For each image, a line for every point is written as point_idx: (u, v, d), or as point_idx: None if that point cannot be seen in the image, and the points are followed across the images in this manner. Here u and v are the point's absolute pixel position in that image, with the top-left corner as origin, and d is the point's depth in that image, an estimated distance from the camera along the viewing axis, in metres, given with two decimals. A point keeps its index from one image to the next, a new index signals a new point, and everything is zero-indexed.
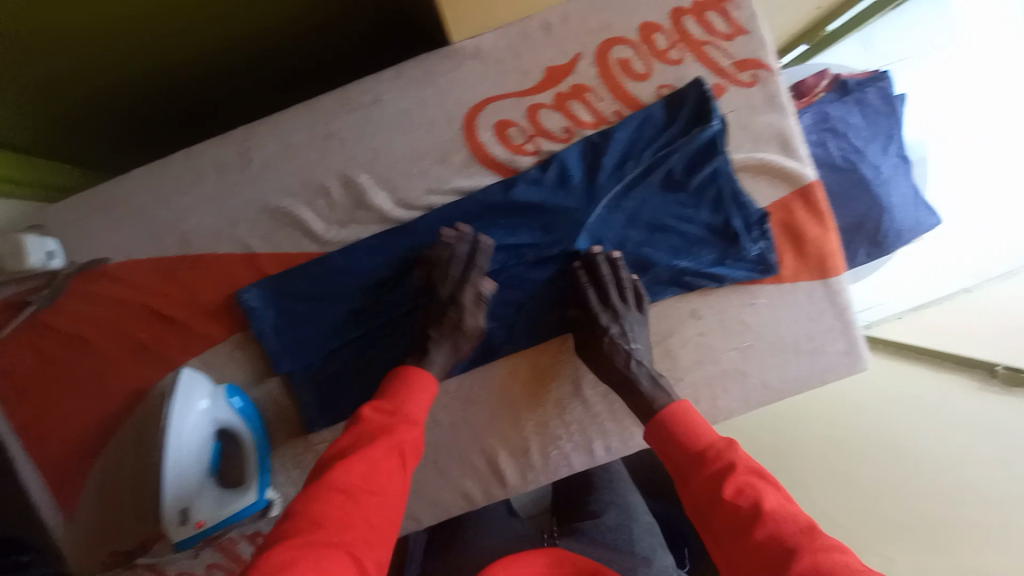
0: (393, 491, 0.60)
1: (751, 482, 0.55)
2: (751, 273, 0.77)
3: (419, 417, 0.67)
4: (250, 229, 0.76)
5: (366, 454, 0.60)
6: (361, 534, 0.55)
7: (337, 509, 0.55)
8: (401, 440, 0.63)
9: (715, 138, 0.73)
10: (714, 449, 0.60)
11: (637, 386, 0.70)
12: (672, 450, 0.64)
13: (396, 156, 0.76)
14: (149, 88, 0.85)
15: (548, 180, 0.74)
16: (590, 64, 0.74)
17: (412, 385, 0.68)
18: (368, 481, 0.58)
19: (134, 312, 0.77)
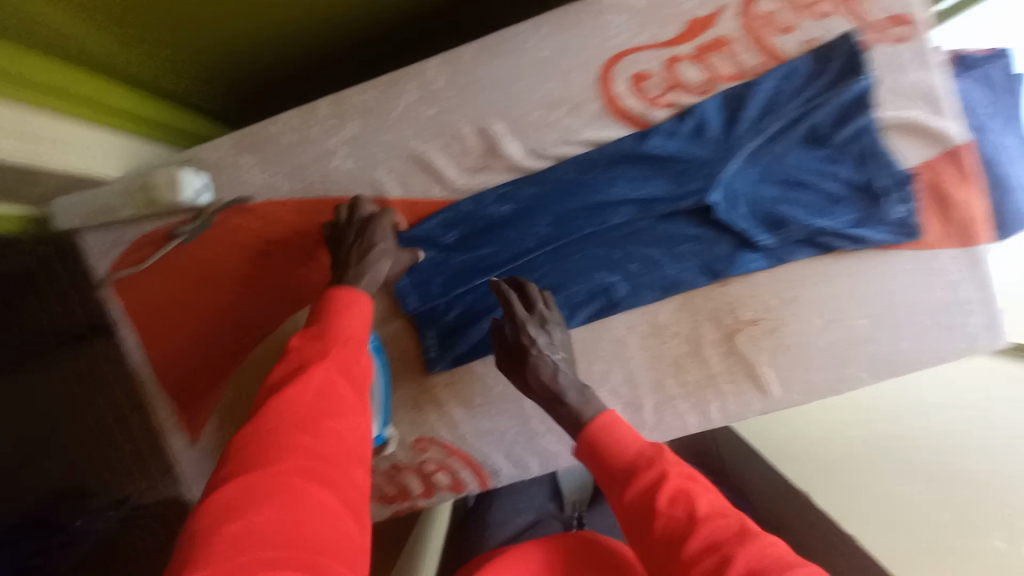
0: (351, 410, 0.56)
1: (686, 489, 0.52)
2: (893, 236, 0.75)
3: (357, 333, 0.63)
4: (387, 173, 0.79)
5: (306, 382, 0.55)
6: (324, 459, 0.51)
7: (284, 444, 0.50)
8: (340, 359, 0.59)
9: (867, 91, 0.72)
10: (641, 455, 0.56)
11: (563, 399, 0.66)
12: (599, 462, 0.59)
13: (531, 104, 0.76)
14: (286, 44, 0.89)
15: (686, 131, 0.74)
16: (733, 16, 0.73)
17: (341, 304, 0.64)
18: (313, 411, 0.53)
19: (274, 250, 0.82)
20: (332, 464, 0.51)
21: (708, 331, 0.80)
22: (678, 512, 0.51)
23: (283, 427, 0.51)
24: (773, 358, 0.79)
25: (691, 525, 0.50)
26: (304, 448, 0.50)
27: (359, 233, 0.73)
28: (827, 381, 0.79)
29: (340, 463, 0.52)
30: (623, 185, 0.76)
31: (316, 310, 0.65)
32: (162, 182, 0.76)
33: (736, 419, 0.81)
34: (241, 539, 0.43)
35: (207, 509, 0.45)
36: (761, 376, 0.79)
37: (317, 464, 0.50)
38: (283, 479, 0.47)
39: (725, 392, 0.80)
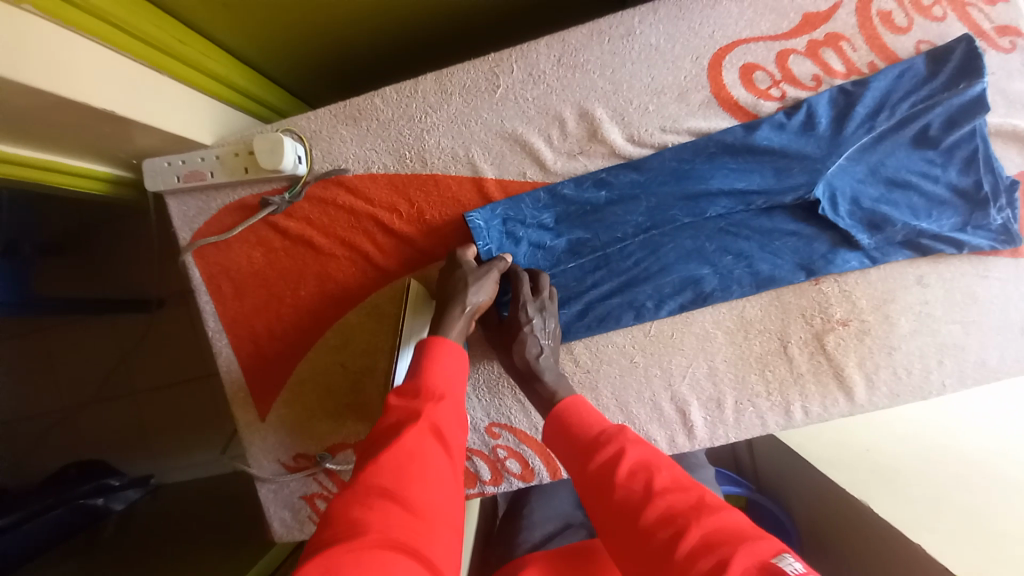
0: (440, 475, 0.54)
1: (643, 464, 0.56)
2: (993, 243, 0.74)
3: (445, 390, 0.63)
4: (485, 153, 0.79)
5: (398, 442, 0.54)
6: (417, 528, 0.48)
7: (380, 508, 0.48)
8: (434, 419, 0.58)
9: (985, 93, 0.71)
10: (605, 434, 0.60)
11: (540, 378, 0.73)
12: (568, 439, 0.64)
13: (636, 91, 0.76)
14: (385, 26, 0.89)
15: (794, 125, 0.74)
16: (850, 12, 0.73)
17: (432, 360, 0.65)
18: (406, 473, 0.51)
19: (361, 223, 0.81)
20: (425, 532, 0.48)
21: (797, 329, 0.77)
22: (631, 484, 0.54)
23: (381, 493, 0.49)
24: (862, 359, 0.77)
25: (645, 495, 0.53)
26: (399, 514, 0.48)
27: (446, 271, 0.75)
28: (916, 386, 0.77)
29: (432, 535, 0.49)
30: (724, 176, 0.75)
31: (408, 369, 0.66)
32: (262, 148, 0.75)
33: (818, 421, 0.79)
34: None
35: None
36: (848, 378, 0.77)
37: (411, 532, 0.47)
38: (380, 546, 0.44)
39: (809, 391, 0.78)
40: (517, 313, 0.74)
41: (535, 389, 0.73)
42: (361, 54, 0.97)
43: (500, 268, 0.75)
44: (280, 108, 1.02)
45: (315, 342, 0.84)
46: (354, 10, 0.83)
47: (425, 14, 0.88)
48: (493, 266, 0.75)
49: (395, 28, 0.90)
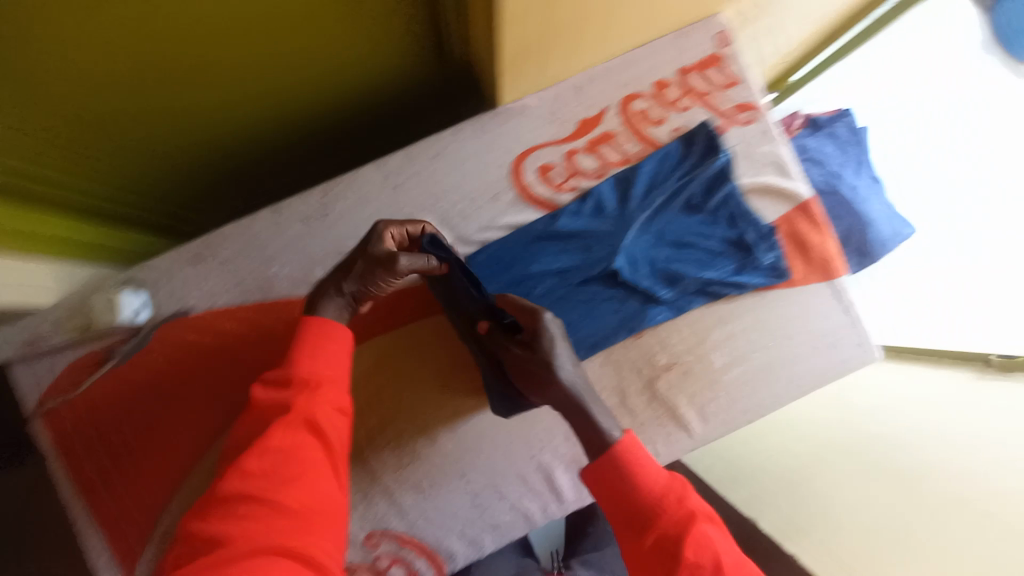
0: (319, 467, 0.59)
1: (708, 533, 0.57)
2: (768, 279, 0.88)
3: (325, 374, 0.64)
4: (326, 273, 0.85)
5: (270, 445, 0.57)
6: (296, 527, 0.53)
7: (250, 516, 0.53)
8: (309, 411, 0.61)
9: (725, 166, 0.88)
10: (675, 496, 0.59)
11: (589, 414, 0.67)
12: (623, 492, 0.61)
13: (454, 199, 0.86)
14: (230, 159, 0.95)
15: (587, 211, 0.87)
16: (615, 114, 0.89)
17: (312, 346, 0.66)
18: (282, 475, 0.56)
19: (213, 356, 0.84)
20: (305, 530, 0.54)
21: (633, 380, 0.87)
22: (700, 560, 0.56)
23: (244, 497, 0.54)
24: (692, 397, 0.87)
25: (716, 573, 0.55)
26: (269, 518, 0.53)
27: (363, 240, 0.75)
28: (740, 412, 0.88)
29: (314, 529, 0.55)
30: (541, 258, 0.86)
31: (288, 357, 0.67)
32: (102, 307, 0.81)
33: (668, 461, 0.88)
34: None
35: None
36: (684, 416, 0.87)
37: (286, 533, 0.53)
38: (253, 552, 0.50)
39: (654, 435, 0.87)
40: (541, 331, 0.72)
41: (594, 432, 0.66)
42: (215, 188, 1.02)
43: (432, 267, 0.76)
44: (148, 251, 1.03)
45: (181, 483, 0.83)
46: (192, 150, 0.89)
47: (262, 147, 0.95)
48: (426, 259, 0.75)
49: (236, 162, 0.96)
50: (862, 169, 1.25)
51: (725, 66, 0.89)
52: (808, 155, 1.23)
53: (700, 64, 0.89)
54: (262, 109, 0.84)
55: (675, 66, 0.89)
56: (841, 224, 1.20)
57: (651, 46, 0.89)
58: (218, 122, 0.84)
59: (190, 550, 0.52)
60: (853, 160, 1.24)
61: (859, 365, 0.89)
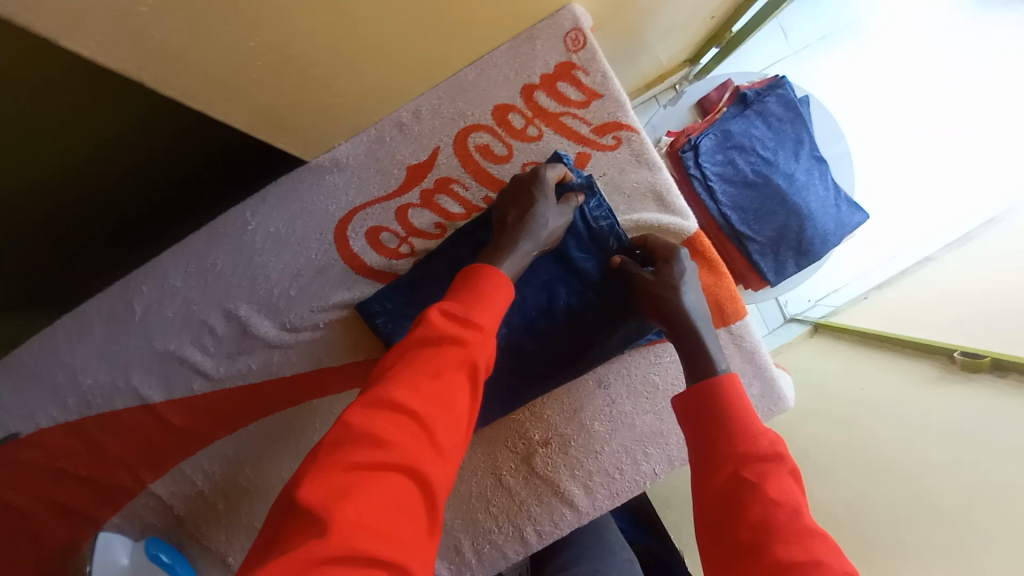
0: (467, 416, 0.49)
1: (790, 483, 0.50)
2: (654, 334, 0.74)
3: (496, 321, 0.54)
4: (144, 378, 0.76)
5: (433, 366, 0.48)
6: (441, 464, 0.45)
7: (396, 428, 0.44)
8: (477, 353, 0.51)
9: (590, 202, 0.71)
10: (767, 439, 0.52)
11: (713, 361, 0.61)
12: (710, 418, 0.55)
13: (274, 280, 0.75)
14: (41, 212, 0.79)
15: (426, 276, 0.73)
16: (449, 156, 0.73)
17: (487, 283, 0.55)
18: (439, 402, 0.47)
19: (50, 474, 0.78)
20: (446, 470, 0.46)
21: (507, 459, 0.78)
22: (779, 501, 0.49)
23: (401, 407, 0.45)
24: (575, 471, 0.77)
25: (793, 521, 0.48)
26: (418, 444, 0.45)
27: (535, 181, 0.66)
28: (629, 481, 0.78)
29: (449, 470, 0.46)
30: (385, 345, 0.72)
31: (460, 287, 0.56)
32: None
33: (554, 538, 0.79)
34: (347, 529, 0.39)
35: (327, 471, 0.42)
36: (566, 492, 0.77)
37: (427, 461, 0.44)
38: (392, 472, 0.43)
39: (536, 514, 0.78)
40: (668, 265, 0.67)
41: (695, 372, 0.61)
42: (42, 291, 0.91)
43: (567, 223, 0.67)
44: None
45: None
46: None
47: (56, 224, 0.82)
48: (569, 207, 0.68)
49: None
50: (801, 149, 1.06)
51: (580, 78, 0.72)
52: (732, 142, 1.05)
53: (548, 80, 0.72)
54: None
55: (519, 85, 0.72)
56: (773, 223, 1.04)
57: (482, 62, 0.71)
58: None
59: (339, 441, 0.44)
60: (789, 141, 1.06)
61: (764, 417, 0.77)
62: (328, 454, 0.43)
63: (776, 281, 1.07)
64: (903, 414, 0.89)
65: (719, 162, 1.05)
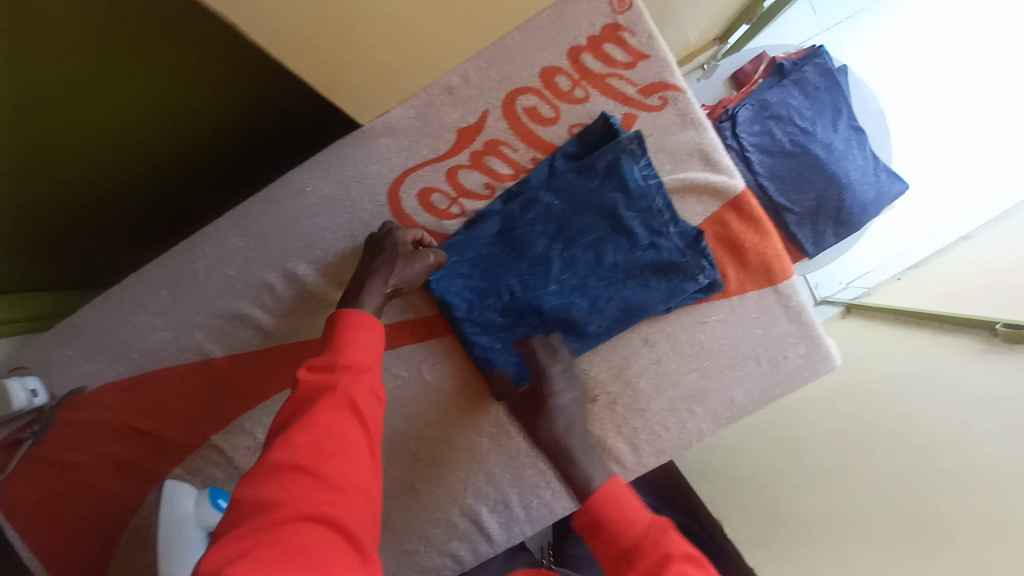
0: (357, 449, 0.57)
1: (690, 573, 0.54)
2: (698, 294, 0.76)
3: (367, 359, 0.63)
4: (206, 335, 0.80)
5: (312, 419, 0.57)
6: (339, 500, 0.53)
7: (290, 483, 0.53)
8: (350, 393, 0.59)
9: (636, 162, 0.72)
10: (648, 533, 0.58)
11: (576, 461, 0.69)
12: (606, 532, 0.60)
13: (330, 242, 0.78)
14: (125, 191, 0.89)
15: (476, 234, 0.76)
16: (498, 118, 0.75)
17: (348, 333, 0.64)
18: (322, 449, 0.55)
19: (115, 431, 0.82)
20: (347, 506, 0.53)
21: None
22: None
23: (290, 464, 0.53)
24: (620, 428, 0.79)
25: None
26: (310, 490, 0.53)
27: (385, 238, 0.72)
28: (674, 439, 0.79)
29: (352, 504, 0.54)
30: (440, 299, 0.76)
31: (328, 341, 0.65)
32: None
33: None
34: None
35: (231, 539, 0.50)
36: (612, 448, 0.79)
37: (325, 504, 0.52)
38: (288, 523, 0.50)
39: None
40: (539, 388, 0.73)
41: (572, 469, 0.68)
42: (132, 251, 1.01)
43: (429, 263, 0.73)
44: (41, 323, 0.93)
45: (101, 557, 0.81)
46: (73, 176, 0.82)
47: (131, 196, 0.91)
48: (427, 253, 0.73)
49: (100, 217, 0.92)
50: (839, 119, 1.06)
51: (626, 39, 0.73)
52: (770, 112, 1.05)
53: (594, 42, 0.73)
54: (111, 158, 0.83)
55: (565, 47, 0.74)
56: (810, 192, 1.03)
57: (527, 27, 0.73)
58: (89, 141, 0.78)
59: (238, 515, 0.52)
60: (827, 110, 1.05)
61: (809, 377, 0.78)
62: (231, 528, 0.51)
63: (815, 253, 1.08)
64: (945, 383, 0.89)
65: (756, 133, 1.05)
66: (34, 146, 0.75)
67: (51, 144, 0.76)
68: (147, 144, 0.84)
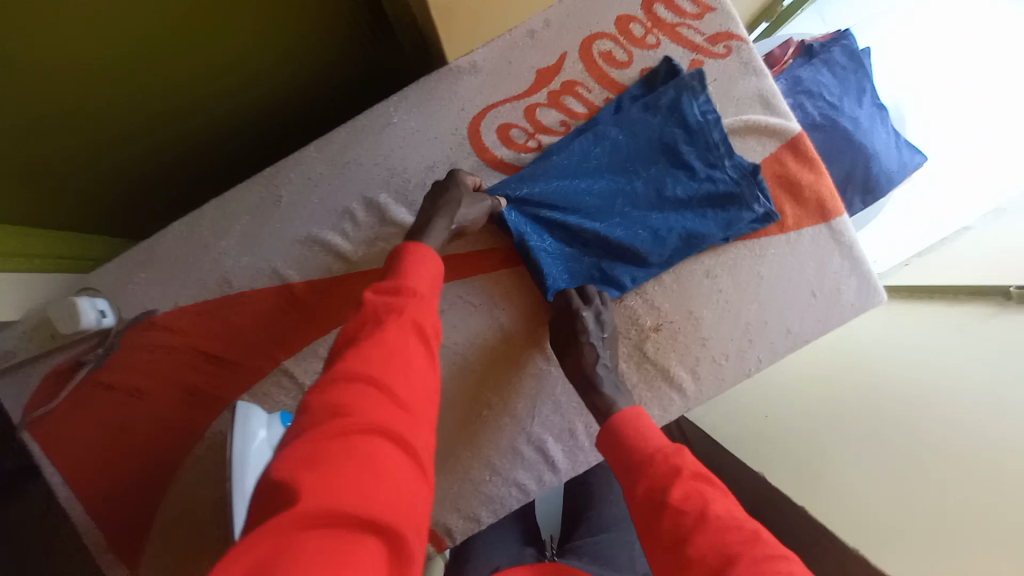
0: (424, 373, 0.55)
1: (698, 486, 0.58)
2: (756, 224, 0.80)
3: (429, 289, 0.62)
4: (285, 260, 0.81)
5: (380, 337, 0.54)
6: (408, 420, 0.50)
7: (363, 394, 0.49)
8: (417, 318, 0.58)
9: (697, 100, 0.79)
10: (661, 453, 0.62)
11: (598, 387, 0.73)
12: (620, 454, 0.65)
13: (411, 171, 0.81)
14: (199, 141, 0.99)
15: (547, 167, 0.79)
16: (575, 61, 0.82)
17: (414, 260, 0.63)
18: (394, 366, 0.52)
19: (183, 355, 0.82)
20: (415, 426, 0.51)
21: (619, 345, 0.83)
22: (686, 504, 0.56)
23: (362, 378, 0.50)
24: (684, 357, 0.83)
25: (702, 517, 0.55)
26: (382, 404, 0.50)
27: (450, 180, 0.75)
28: (735, 368, 0.83)
29: (418, 426, 0.51)
30: (510, 229, 0.78)
31: (390, 268, 0.64)
32: (58, 315, 0.77)
33: (662, 423, 0.83)
34: (327, 484, 0.41)
35: (295, 450, 0.45)
36: (675, 376, 0.82)
37: (395, 420, 0.49)
38: (361, 433, 0.46)
39: (647, 399, 0.82)
40: (573, 320, 0.76)
41: (596, 398, 0.72)
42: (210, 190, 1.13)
43: (488, 207, 0.77)
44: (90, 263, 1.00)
45: (167, 479, 0.82)
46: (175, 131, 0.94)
47: (206, 145, 1.00)
48: (487, 198, 0.77)
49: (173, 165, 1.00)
50: (864, 97, 1.14)
51: None
52: (801, 87, 1.14)
53: None
54: (216, 112, 0.95)
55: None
56: (840, 162, 1.11)
57: None
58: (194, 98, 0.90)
59: (307, 423, 0.48)
60: (853, 88, 1.14)
61: (861, 310, 0.83)
62: (295, 437, 0.46)
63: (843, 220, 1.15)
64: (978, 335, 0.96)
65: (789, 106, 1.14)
66: (157, 94, 0.85)
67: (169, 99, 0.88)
68: (241, 100, 0.96)
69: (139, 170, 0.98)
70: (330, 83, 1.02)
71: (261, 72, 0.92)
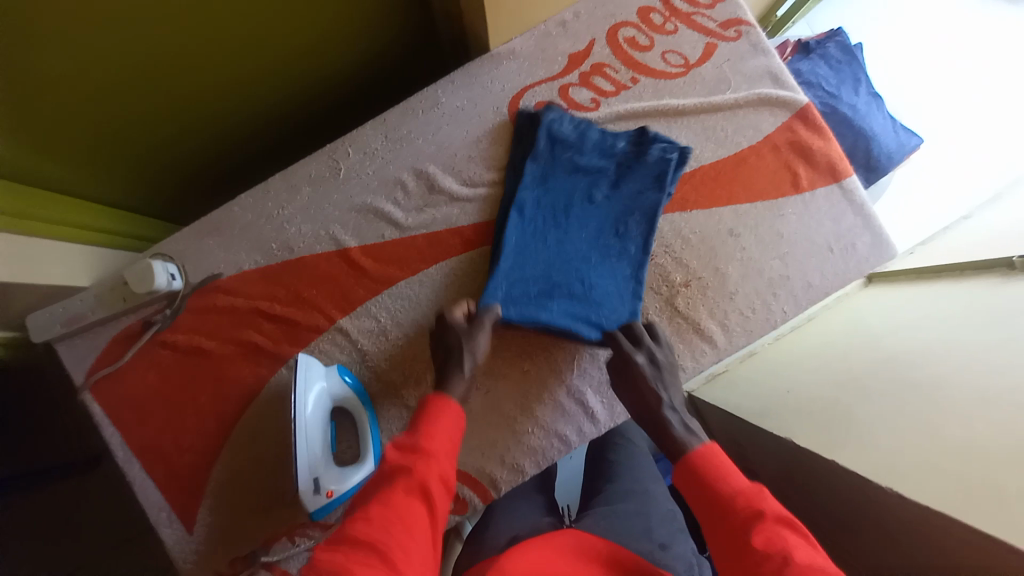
0: (422, 536, 0.52)
1: (781, 531, 0.50)
2: (676, 161, 0.85)
3: (447, 447, 0.61)
4: (342, 227, 0.88)
5: (387, 500, 0.54)
6: None
7: (357, 560, 0.48)
8: (425, 477, 0.56)
9: (557, 125, 0.86)
10: (740, 495, 0.55)
11: (671, 431, 0.68)
12: (694, 494, 0.59)
13: (457, 145, 0.90)
14: (254, 128, 1.08)
15: (503, 256, 0.82)
16: (603, 46, 0.92)
17: (433, 415, 0.63)
18: (394, 532, 0.51)
19: (245, 316, 0.88)
20: None
21: (651, 301, 0.88)
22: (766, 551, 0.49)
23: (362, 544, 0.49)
24: (712, 310, 0.88)
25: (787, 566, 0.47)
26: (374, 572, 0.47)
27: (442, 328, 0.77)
28: (761, 320, 0.88)
29: None
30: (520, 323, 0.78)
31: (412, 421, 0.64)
32: (133, 276, 0.84)
33: (695, 373, 0.88)
34: None
35: None
36: (705, 328, 0.88)
37: None
38: None
39: (680, 352, 0.87)
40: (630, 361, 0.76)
41: (663, 428, 0.69)
42: (253, 176, 1.22)
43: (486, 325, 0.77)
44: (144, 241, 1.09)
45: (224, 436, 0.86)
46: (242, 120, 1.04)
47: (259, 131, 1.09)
48: (483, 318, 0.77)
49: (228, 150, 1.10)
50: (860, 86, 1.24)
51: None
52: (802, 78, 1.24)
53: None
54: (278, 101, 1.05)
55: None
56: (843, 142, 1.20)
57: None
58: (263, 88, 1.00)
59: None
60: (849, 78, 1.25)
61: (876, 264, 0.89)
62: None
63: None
64: None
65: None
66: (238, 84, 0.96)
67: (244, 89, 0.98)
68: (298, 91, 1.06)
69: (201, 156, 1.07)
70: (373, 73, 1.12)
71: (321, 66, 1.03)
